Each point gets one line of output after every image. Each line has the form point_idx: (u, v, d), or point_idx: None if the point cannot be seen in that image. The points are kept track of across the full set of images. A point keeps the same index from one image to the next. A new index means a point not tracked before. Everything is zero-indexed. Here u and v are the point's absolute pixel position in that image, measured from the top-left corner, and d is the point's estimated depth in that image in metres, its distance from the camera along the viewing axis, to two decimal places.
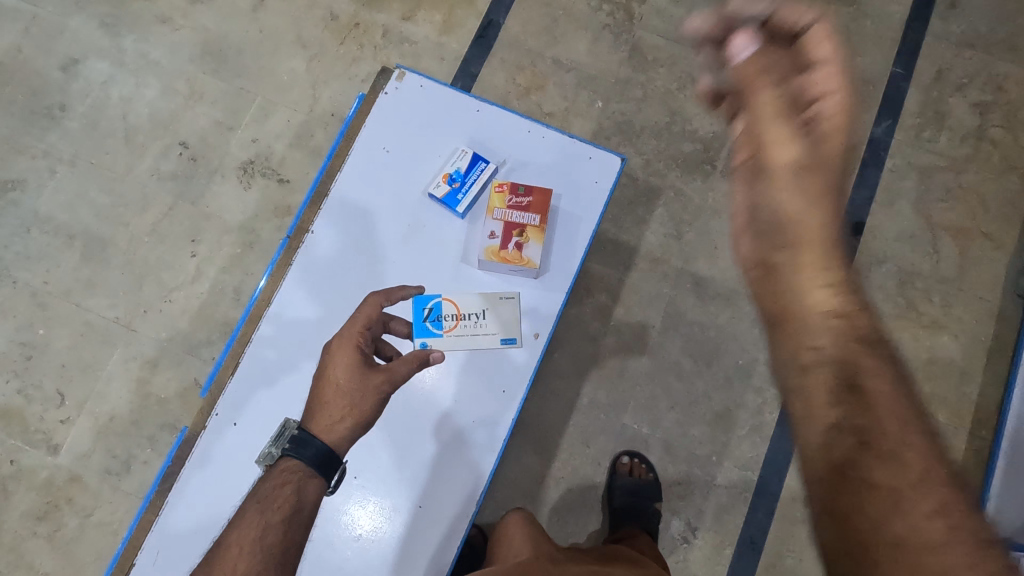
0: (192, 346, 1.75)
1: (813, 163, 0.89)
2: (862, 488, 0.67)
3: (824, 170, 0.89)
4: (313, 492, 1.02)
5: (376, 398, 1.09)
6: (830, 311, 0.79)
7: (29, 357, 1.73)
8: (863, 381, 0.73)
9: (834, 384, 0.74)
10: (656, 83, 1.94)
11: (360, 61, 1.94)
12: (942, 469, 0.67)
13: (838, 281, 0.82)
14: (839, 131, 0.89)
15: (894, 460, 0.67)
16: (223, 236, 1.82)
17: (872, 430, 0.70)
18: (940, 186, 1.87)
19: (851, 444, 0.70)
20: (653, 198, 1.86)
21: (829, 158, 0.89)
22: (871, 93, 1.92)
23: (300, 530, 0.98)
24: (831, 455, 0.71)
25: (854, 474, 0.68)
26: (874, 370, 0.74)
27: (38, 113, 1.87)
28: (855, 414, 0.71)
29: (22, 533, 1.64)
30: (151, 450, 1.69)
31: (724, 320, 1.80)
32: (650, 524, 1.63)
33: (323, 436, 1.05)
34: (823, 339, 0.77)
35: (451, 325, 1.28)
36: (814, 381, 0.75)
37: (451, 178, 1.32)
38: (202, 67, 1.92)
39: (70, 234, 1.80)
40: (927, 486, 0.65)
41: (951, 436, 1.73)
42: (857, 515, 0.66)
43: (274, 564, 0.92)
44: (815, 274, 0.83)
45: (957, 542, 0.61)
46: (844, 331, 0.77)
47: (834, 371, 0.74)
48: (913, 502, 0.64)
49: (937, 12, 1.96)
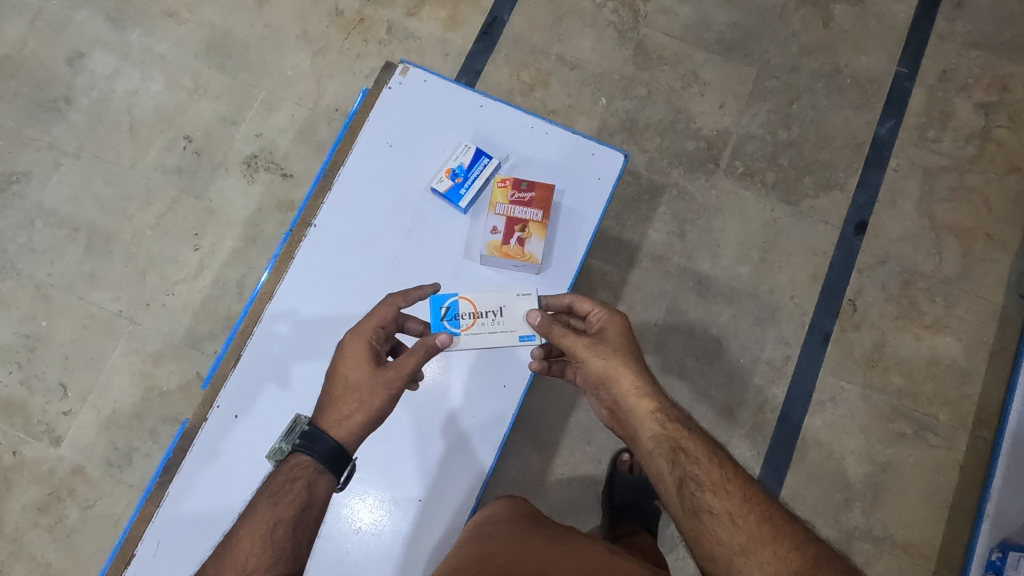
0: (194, 340, 1.76)
1: (602, 345, 1.10)
2: (730, 523, 0.89)
3: (614, 347, 1.10)
4: (324, 489, 1.02)
5: (386, 394, 1.08)
6: (654, 410, 1.03)
7: (32, 348, 1.74)
8: (690, 451, 0.97)
9: (671, 459, 0.97)
10: (661, 81, 1.94)
11: (364, 57, 1.94)
12: (756, 492, 0.93)
13: (653, 390, 1.06)
14: (614, 324, 1.13)
15: (724, 494, 0.92)
16: (226, 230, 1.82)
17: (705, 479, 0.94)
18: (944, 186, 1.87)
19: (696, 492, 0.93)
20: (656, 195, 1.86)
21: (617, 341, 1.10)
22: (875, 93, 1.92)
23: (310, 528, 0.98)
24: (688, 505, 0.93)
25: (704, 514, 0.91)
26: (696, 446, 0.98)
27: (43, 106, 1.87)
28: (693, 472, 0.95)
29: (24, 524, 1.65)
30: (153, 443, 1.70)
31: (726, 318, 1.80)
32: (652, 521, 1.61)
33: (334, 432, 1.06)
34: (656, 430, 1.01)
35: (468, 324, 1.22)
36: (659, 462, 0.99)
37: (454, 173, 1.32)
38: (207, 62, 1.92)
39: (74, 227, 1.81)
40: (748, 507, 0.90)
41: (952, 437, 1.73)
42: (719, 545, 0.88)
43: (284, 560, 0.94)
44: (633, 396, 1.05)
45: (776, 538, 0.86)
46: (671, 420, 1.02)
47: (670, 450, 0.98)
48: (744, 520, 0.89)
49: (943, 12, 1.96)
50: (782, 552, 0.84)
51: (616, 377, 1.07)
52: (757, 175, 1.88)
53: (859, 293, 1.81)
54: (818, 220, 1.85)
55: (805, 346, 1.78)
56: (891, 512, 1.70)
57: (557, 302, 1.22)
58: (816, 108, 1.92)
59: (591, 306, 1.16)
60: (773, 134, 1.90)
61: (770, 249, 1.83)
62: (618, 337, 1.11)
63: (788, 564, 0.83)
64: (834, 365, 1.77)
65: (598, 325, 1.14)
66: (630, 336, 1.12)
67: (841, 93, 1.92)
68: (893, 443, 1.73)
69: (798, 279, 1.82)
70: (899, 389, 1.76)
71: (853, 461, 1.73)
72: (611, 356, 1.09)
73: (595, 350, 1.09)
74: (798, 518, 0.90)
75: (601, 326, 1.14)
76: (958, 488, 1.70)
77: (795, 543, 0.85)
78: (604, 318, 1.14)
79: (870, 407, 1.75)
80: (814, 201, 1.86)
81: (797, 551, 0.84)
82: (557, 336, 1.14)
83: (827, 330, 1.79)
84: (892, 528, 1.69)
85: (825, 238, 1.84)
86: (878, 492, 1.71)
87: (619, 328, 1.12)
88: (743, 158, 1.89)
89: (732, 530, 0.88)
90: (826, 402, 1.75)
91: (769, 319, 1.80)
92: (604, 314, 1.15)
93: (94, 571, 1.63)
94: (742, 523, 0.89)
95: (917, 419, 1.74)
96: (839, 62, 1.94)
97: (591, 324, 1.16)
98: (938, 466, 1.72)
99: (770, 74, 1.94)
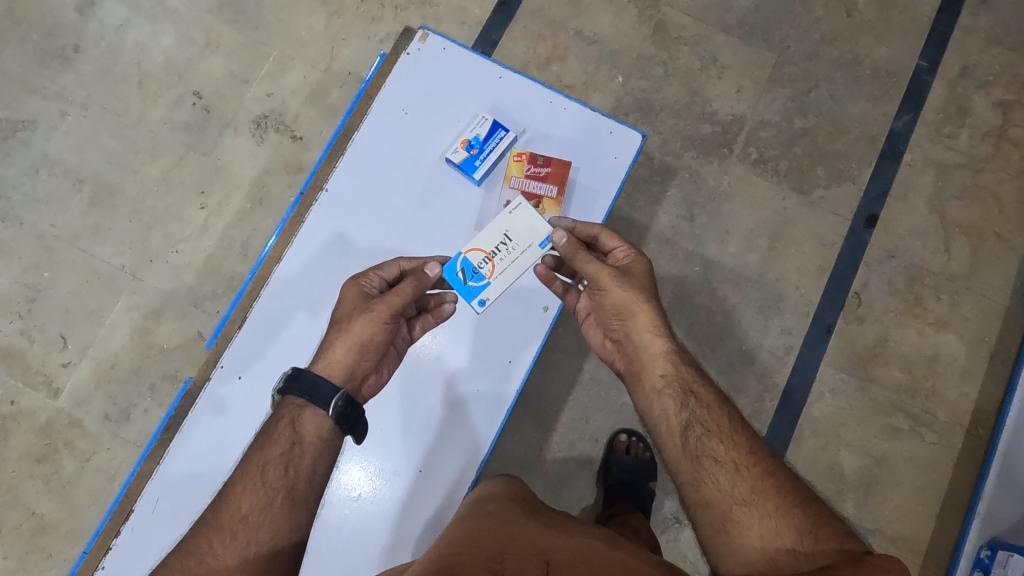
0: (196, 299, 1.75)
1: (627, 279, 1.09)
2: (733, 473, 0.90)
3: (637, 282, 1.09)
4: (313, 422, 1.00)
5: (370, 320, 1.07)
6: (667, 351, 1.04)
7: (34, 299, 1.73)
8: (700, 397, 0.98)
9: (681, 400, 0.98)
10: (679, 62, 1.91)
11: (379, 21, 1.91)
12: (761, 448, 0.93)
13: (667, 332, 1.06)
14: (639, 264, 1.12)
15: (730, 443, 0.93)
16: (233, 189, 1.81)
17: (713, 426, 0.95)
18: (957, 183, 1.86)
19: (701, 437, 0.94)
20: (668, 177, 1.85)
21: (642, 279, 1.10)
22: (894, 85, 1.90)
23: (305, 464, 0.97)
24: (691, 449, 0.93)
25: (707, 460, 0.92)
26: (707, 394, 0.99)
27: (51, 53, 1.84)
28: (701, 417, 0.96)
29: (20, 473, 1.65)
30: (152, 400, 1.70)
31: (730, 305, 1.79)
32: (645, 503, 1.66)
33: (317, 366, 1.05)
34: (667, 369, 1.02)
35: (490, 269, 1.19)
36: (666, 401, 0.99)
37: (469, 144, 1.30)
38: (219, 17, 1.89)
39: (78, 178, 1.79)
40: (754, 459, 0.91)
41: (948, 434, 1.74)
42: (717, 493, 0.89)
43: (279, 501, 0.93)
44: (650, 333, 1.06)
45: (779, 493, 0.87)
46: (683, 363, 1.03)
47: (680, 392, 0.99)
48: (748, 472, 0.89)
49: (968, 7, 1.93)
50: (783, 507, 0.85)
51: (635, 311, 1.07)
52: (770, 162, 1.86)
53: (865, 286, 1.81)
54: (828, 211, 1.84)
55: (807, 337, 1.78)
56: (882, 505, 1.71)
57: (583, 230, 1.20)
58: (834, 97, 1.90)
59: (618, 243, 1.15)
60: (788, 122, 1.88)
61: (779, 238, 1.83)
62: (643, 275, 1.11)
63: (789, 519, 0.84)
64: (836, 357, 1.78)
65: (623, 261, 1.13)
66: (653, 277, 1.12)
67: (860, 84, 1.90)
68: (890, 437, 1.74)
69: (804, 269, 1.81)
70: (899, 384, 1.77)
71: (848, 454, 1.74)
72: (633, 290, 1.08)
73: (620, 281, 1.08)
74: (799, 478, 0.91)
75: (627, 263, 1.13)
76: (950, 485, 1.71)
77: (796, 500, 0.86)
78: (631, 256, 1.13)
79: (868, 401, 1.76)
80: (826, 191, 1.85)
81: (798, 508, 0.85)
82: (580, 261, 1.12)
83: (831, 322, 1.79)
84: (882, 521, 1.70)
85: (834, 229, 1.83)
86: (871, 485, 1.72)
87: (643, 268, 1.12)
88: (757, 144, 1.87)
89: (735, 479, 0.89)
90: (825, 394, 1.76)
91: (774, 308, 1.80)
92: (631, 253, 1.14)
93: (90, 523, 1.64)
94: (745, 475, 0.89)
95: (914, 415, 1.75)
96: (860, 52, 1.92)
97: (614, 258, 1.15)
98: (931, 461, 1.73)
99: (790, 60, 1.91)
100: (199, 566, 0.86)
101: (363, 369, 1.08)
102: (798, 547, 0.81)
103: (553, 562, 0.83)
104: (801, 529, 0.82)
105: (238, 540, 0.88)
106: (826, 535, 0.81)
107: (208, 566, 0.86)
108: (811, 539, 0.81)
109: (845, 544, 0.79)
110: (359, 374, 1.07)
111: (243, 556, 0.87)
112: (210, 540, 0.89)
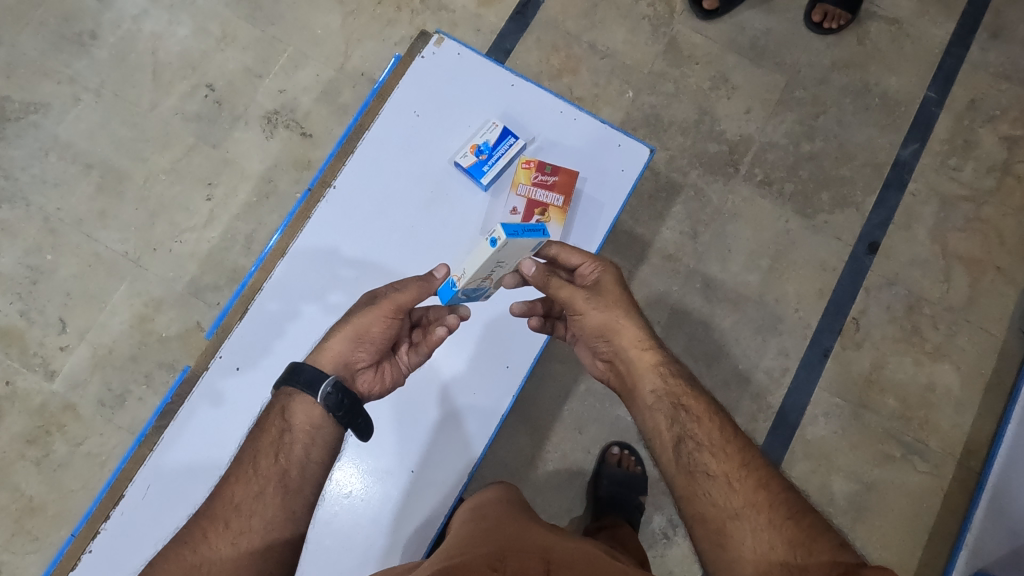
0: (198, 290, 1.76)
1: (600, 298, 1.11)
2: (725, 485, 0.90)
3: (612, 298, 1.11)
4: (303, 410, 0.99)
5: (374, 313, 1.07)
6: (655, 366, 1.05)
7: (35, 281, 1.73)
8: (690, 409, 0.99)
9: (671, 415, 0.99)
10: (689, 80, 1.93)
11: (394, 24, 1.92)
12: (755, 457, 0.93)
13: (653, 344, 1.07)
14: (610, 277, 1.13)
15: (722, 456, 0.93)
16: (241, 182, 1.81)
17: (704, 439, 0.95)
18: (960, 216, 1.87)
19: (693, 452, 0.94)
20: (673, 194, 1.86)
21: (615, 292, 1.12)
22: (902, 115, 1.91)
23: (296, 452, 0.97)
24: (684, 464, 0.94)
25: (700, 474, 0.92)
26: (697, 405, 0.99)
27: (67, 38, 1.85)
28: (692, 431, 0.96)
29: (11, 454, 1.65)
30: (148, 388, 1.70)
31: (728, 324, 1.80)
32: (634, 516, 1.67)
33: (313, 354, 1.06)
34: (657, 384, 1.03)
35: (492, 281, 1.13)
36: (657, 417, 1.00)
37: (478, 149, 1.31)
38: (237, 11, 1.90)
39: (87, 163, 1.80)
40: (746, 471, 0.91)
41: (939, 464, 1.74)
42: (711, 506, 0.89)
43: (271, 489, 0.93)
44: (636, 350, 1.07)
45: (772, 505, 0.86)
46: (672, 375, 1.04)
47: (670, 406, 1.00)
48: (740, 484, 0.89)
49: (979, 41, 1.94)
50: (776, 519, 0.85)
51: (617, 330, 1.09)
52: (775, 184, 1.88)
53: (863, 312, 1.81)
54: (831, 235, 1.85)
55: (804, 360, 1.79)
56: (870, 531, 1.71)
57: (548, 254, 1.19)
58: (841, 123, 1.91)
59: (581, 260, 1.15)
60: (795, 145, 1.90)
61: (780, 260, 1.84)
62: (616, 290, 1.12)
63: (781, 532, 0.83)
64: (831, 381, 1.78)
65: (593, 277, 1.14)
66: (626, 287, 1.13)
67: (868, 112, 1.92)
68: (881, 464, 1.75)
69: (805, 292, 1.82)
70: (893, 412, 1.77)
71: (839, 478, 1.74)
72: (610, 309, 1.10)
73: (594, 303, 1.10)
74: (795, 487, 0.90)
75: (597, 278, 1.14)
76: (939, 515, 1.71)
77: (790, 512, 0.85)
78: (599, 270, 1.14)
79: (861, 427, 1.76)
80: (829, 216, 1.86)
81: (791, 519, 0.84)
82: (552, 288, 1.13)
83: (828, 346, 1.80)
84: (869, 547, 1.70)
85: (836, 254, 1.84)
86: (860, 510, 1.72)
87: (614, 281, 1.13)
88: (763, 166, 1.88)
89: (727, 492, 0.89)
90: (818, 417, 1.77)
91: (772, 329, 1.80)
92: (599, 267, 1.15)
93: (78, 507, 1.63)
94: (737, 486, 0.89)
95: (906, 443, 1.76)
96: (869, 80, 1.93)
97: (583, 277, 1.16)
98: (921, 490, 1.73)
99: (800, 84, 1.93)
100: (191, 556, 0.86)
101: (358, 360, 1.07)
102: (791, 559, 0.80)
103: (550, 561, 0.82)
104: (793, 541, 0.82)
105: (230, 530, 0.89)
106: (820, 546, 0.80)
107: (202, 557, 0.87)
108: (804, 551, 0.80)
109: (839, 556, 0.78)
110: (353, 365, 1.07)
111: (235, 546, 0.88)
112: (204, 529, 0.90)
